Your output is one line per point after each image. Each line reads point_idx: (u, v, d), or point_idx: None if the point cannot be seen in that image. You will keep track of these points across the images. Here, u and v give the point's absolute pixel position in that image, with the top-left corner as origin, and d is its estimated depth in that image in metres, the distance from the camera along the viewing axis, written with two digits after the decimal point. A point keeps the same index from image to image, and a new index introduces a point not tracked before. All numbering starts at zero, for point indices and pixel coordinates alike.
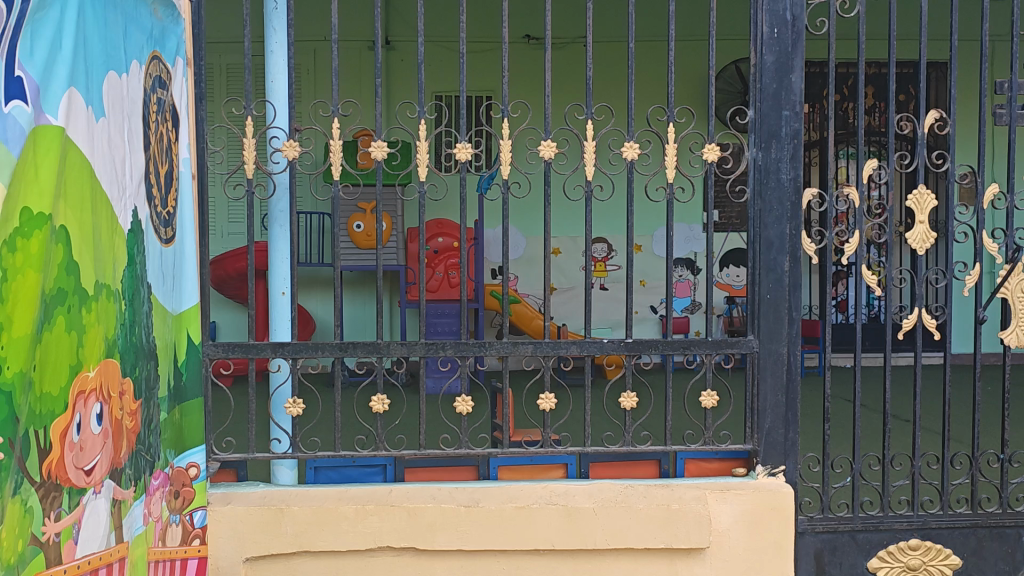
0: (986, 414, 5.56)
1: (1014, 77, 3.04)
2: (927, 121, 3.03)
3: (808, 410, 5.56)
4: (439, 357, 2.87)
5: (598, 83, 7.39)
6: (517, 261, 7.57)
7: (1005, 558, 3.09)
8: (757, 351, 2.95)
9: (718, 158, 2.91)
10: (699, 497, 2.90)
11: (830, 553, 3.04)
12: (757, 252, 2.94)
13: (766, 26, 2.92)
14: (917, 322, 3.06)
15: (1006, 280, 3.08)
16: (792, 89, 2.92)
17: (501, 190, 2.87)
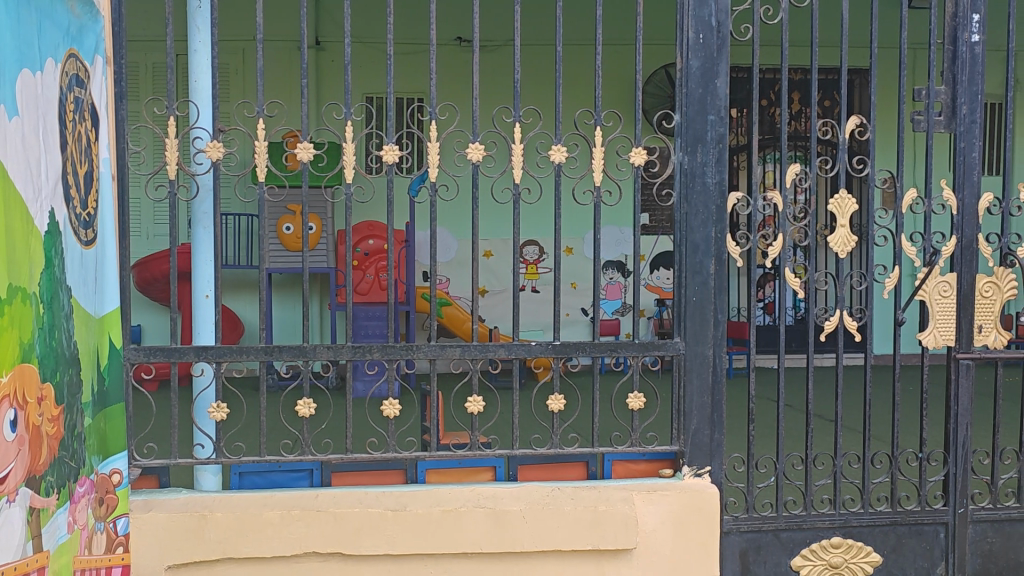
0: (906, 414, 5.68)
1: (931, 84, 3.12)
2: (848, 127, 3.09)
3: (734, 411, 5.63)
4: (366, 361, 2.85)
5: (526, 86, 7.42)
6: (446, 264, 7.55)
7: (924, 555, 3.16)
8: (682, 353, 2.98)
9: (645, 162, 2.93)
10: (627, 498, 2.92)
11: (755, 552, 3.08)
12: (683, 255, 2.96)
13: (692, 31, 2.94)
14: (839, 323, 3.11)
15: (924, 284, 3.15)
16: (717, 94, 2.96)
17: (429, 193, 2.86)
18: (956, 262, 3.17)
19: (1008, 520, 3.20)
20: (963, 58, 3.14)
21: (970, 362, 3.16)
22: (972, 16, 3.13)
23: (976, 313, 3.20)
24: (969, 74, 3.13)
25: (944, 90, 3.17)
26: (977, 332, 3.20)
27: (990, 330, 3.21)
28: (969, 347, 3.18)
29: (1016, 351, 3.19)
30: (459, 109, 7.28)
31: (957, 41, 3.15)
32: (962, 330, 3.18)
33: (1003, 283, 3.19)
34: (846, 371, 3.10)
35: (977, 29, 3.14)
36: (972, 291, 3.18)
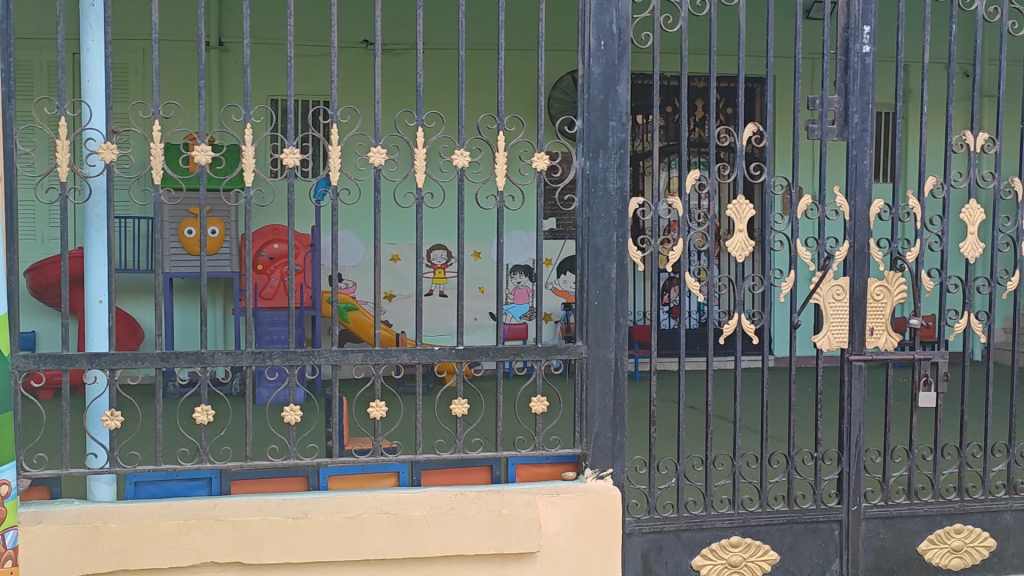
0: (801, 415, 5.83)
1: (825, 93, 3.20)
2: (746, 134, 3.15)
3: (636, 414, 5.71)
4: (267, 367, 2.81)
5: (429, 92, 7.41)
6: (352, 268, 7.49)
7: (819, 552, 3.24)
8: (585, 357, 3.00)
9: (548, 167, 2.95)
10: (530, 501, 2.93)
11: (656, 552, 3.12)
12: (585, 260, 2.99)
13: (593, 38, 2.96)
14: (738, 326, 3.17)
15: (819, 286, 3.23)
16: (618, 100, 2.99)
17: (331, 197, 2.83)
18: (848, 267, 3.26)
19: (898, 517, 3.30)
20: (854, 68, 3.23)
21: (863, 363, 3.25)
22: (862, 27, 3.23)
23: (867, 316, 3.30)
24: (860, 84, 3.23)
25: (836, 99, 3.25)
26: (868, 334, 3.30)
27: (881, 332, 3.31)
28: (861, 350, 3.27)
29: (906, 352, 3.29)
30: (361, 112, 7.25)
31: (849, 52, 3.24)
32: (854, 331, 3.28)
33: (893, 287, 3.29)
34: (734, 374, 3.11)
35: (867, 41, 3.24)
36: (864, 294, 3.28)
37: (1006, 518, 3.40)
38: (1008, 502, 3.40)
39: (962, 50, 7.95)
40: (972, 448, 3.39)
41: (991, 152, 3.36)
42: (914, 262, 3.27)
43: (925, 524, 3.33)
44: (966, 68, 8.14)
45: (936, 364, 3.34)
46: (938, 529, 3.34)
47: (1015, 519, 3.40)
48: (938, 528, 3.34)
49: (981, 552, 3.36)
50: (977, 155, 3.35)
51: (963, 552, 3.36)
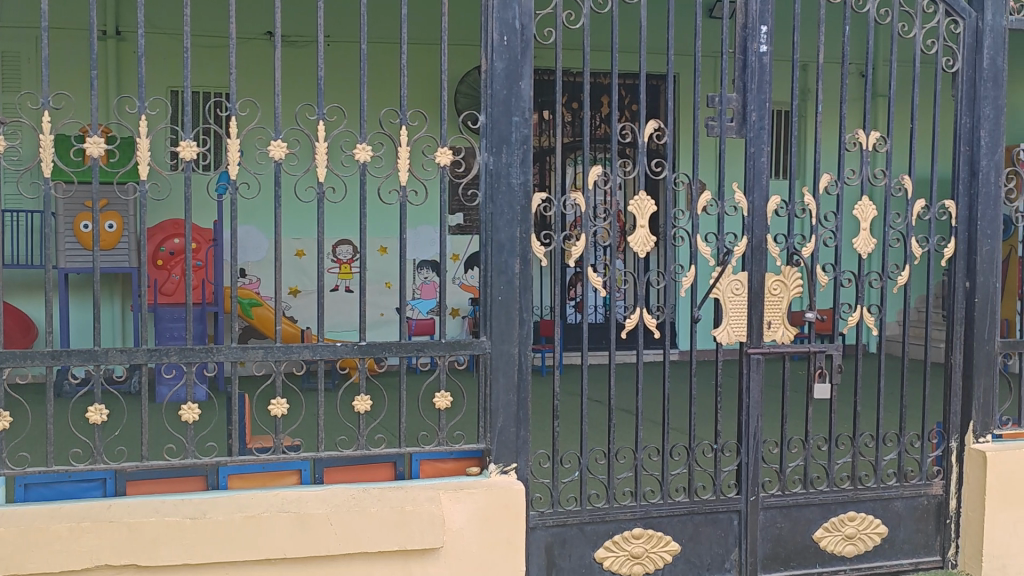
0: (702, 408, 5.94)
1: (723, 92, 3.26)
2: (647, 131, 3.19)
3: (540, 408, 5.75)
4: (163, 364, 2.75)
5: (330, 85, 7.33)
6: (256, 264, 7.38)
7: (719, 542, 3.31)
8: (489, 352, 3.00)
9: (452, 162, 2.94)
10: (433, 497, 2.92)
11: (560, 546, 3.13)
12: (488, 254, 2.99)
13: (496, 33, 2.96)
14: (640, 321, 3.21)
15: (718, 282, 3.29)
16: (521, 96, 3.00)
17: (229, 191, 2.77)
18: (747, 262, 3.32)
19: (795, 506, 3.39)
20: (752, 67, 3.30)
21: (761, 356, 3.32)
22: (760, 27, 3.30)
23: (765, 310, 3.37)
24: (757, 83, 3.29)
25: (735, 97, 3.31)
26: (766, 327, 3.37)
27: (777, 325, 3.39)
28: (760, 342, 3.33)
29: (802, 345, 3.37)
30: (260, 105, 7.16)
31: (747, 51, 3.30)
32: (752, 325, 3.34)
33: (789, 282, 3.37)
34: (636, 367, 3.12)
35: (764, 41, 3.31)
36: (762, 288, 3.35)
37: (897, 505, 3.52)
38: (898, 490, 3.52)
39: (854, 51, 8.18)
40: (865, 438, 3.49)
41: (883, 151, 3.46)
42: (810, 257, 3.35)
43: (820, 512, 3.42)
44: (857, 68, 8.38)
45: (831, 356, 3.43)
46: (833, 517, 3.43)
47: (905, 505, 3.54)
48: (833, 516, 3.44)
49: (874, 538, 3.48)
50: (869, 153, 3.44)
51: (857, 539, 3.46)
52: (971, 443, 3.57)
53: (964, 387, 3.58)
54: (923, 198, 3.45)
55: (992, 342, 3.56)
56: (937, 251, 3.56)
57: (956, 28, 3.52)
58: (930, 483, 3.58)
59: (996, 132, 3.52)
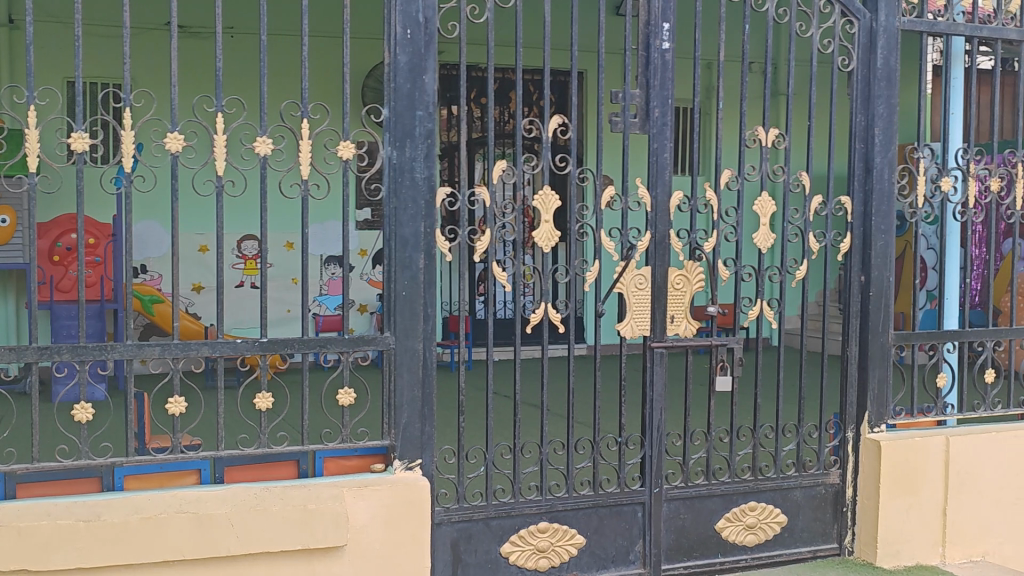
0: (606, 402, 6.00)
1: (627, 88, 3.28)
2: (551, 127, 3.20)
3: (445, 404, 5.73)
4: (55, 363, 2.66)
5: (229, 78, 7.21)
6: (159, 259, 7.21)
7: (624, 534, 3.34)
8: (393, 348, 2.98)
9: (354, 157, 2.90)
10: (337, 495, 2.89)
11: (465, 541, 3.12)
12: (392, 250, 2.96)
13: (399, 26, 2.93)
14: (545, 316, 3.21)
15: (622, 276, 3.32)
16: (425, 90, 2.98)
17: (123, 184, 2.69)
18: (650, 256, 3.36)
19: (697, 497, 3.44)
20: (655, 64, 3.33)
21: (664, 350, 3.36)
22: (662, 24, 3.32)
23: (668, 305, 3.41)
24: (660, 79, 3.33)
25: (638, 94, 3.34)
26: (669, 322, 3.41)
27: (680, 319, 3.43)
28: (662, 336, 3.38)
29: (704, 338, 3.42)
30: (156, 97, 7.00)
31: (650, 48, 3.33)
32: (655, 320, 3.38)
33: (692, 276, 3.41)
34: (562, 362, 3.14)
35: (666, 38, 3.35)
36: (664, 283, 3.39)
37: (796, 494, 3.60)
38: (797, 480, 3.60)
39: (753, 50, 8.34)
40: (765, 430, 3.56)
41: (781, 148, 3.52)
42: (711, 252, 3.41)
43: (722, 503, 3.48)
44: (757, 66, 8.54)
45: (732, 349, 3.49)
46: (735, 507, 3.50)
47: (804, 495, 3.62)
48: (734, 506, 3.50)
49: (773, 527, 3.56)
50: (768, 150, 3.50)
51: (757, 529, 3.54)
52: (867, 433, 3.66)
53: (859, 378, 3.68)
54: (820, 195, 3.53)
55: (886, 334, 3.66)
56: (834, 246, 3.64)
57: (852, 28, 3.60)
58: (827, 472, 3.66)
59: (889, 130, 3.62)
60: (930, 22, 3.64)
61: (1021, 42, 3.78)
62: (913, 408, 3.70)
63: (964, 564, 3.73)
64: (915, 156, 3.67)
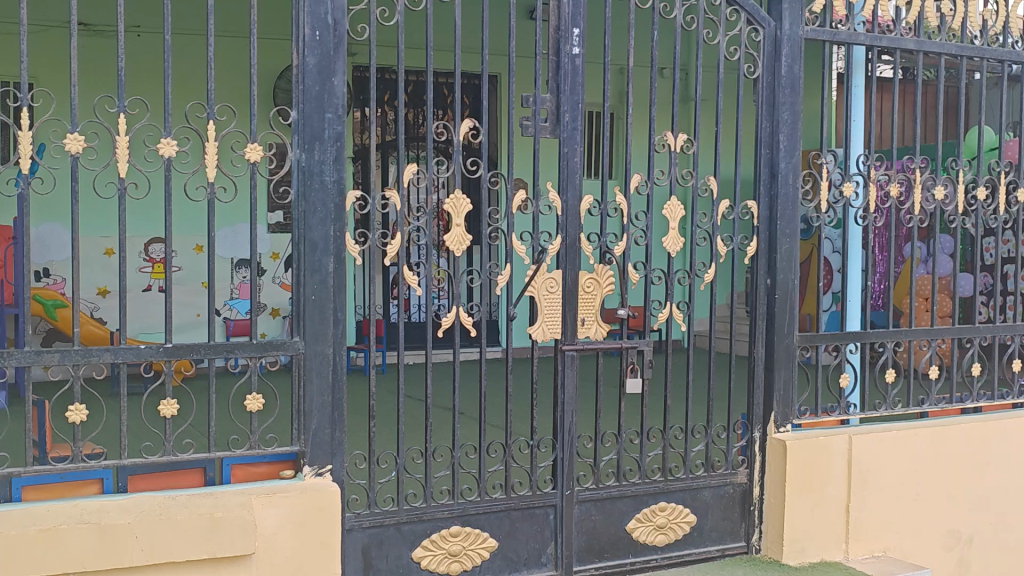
0: (518, 405, 6.02)
1: (538, 92, 3.29)
2: (462, 130, 3.20)
3: (356, 409, 5.69)
4: None
5: (131, 78, 7.07)
6: (62, 263, 7.02)
7: (536, 537, 3.35)
8: (302, 353, 2.94)
9: (261, 159, 2.86)
10: (245, 503, 2.84)
11: (377, 547, 3.10)
12: (301, 254, 2.93)
13: (307, 28, 2.90)
14: (456, 319, 3.20)
15: (532, 279, 3.33)
16: (334, 92, 2.95)
17: (20, 186, 2.61)
18: (561, 260, 3.38)
19: (608, 498, 3.47)
20: (565, 69, 3.35)
21: (575, 352, 3.39)
22: (572, 30, 3.35)
23: (579, 308, 3.43)
24: (570, 84, 3.35)
25: (549, 98, 3.36)
26: (580, 324, 3.44)
27: (591, 322, 3.46)
28: (573, 339, 3.41)
29: (614, 341, 3.45)
30: (55, 96, 6.84)
31: (560, 53, 3.35)
32: (566, 323, 3.40)
33: (602, 280, 3.44)
34: (479, 365, 3.11)
35: (577, 43, 3.37)
36: (575, 286, 3.41)
37: (704, 494, 3.66)
38: (706, 480, 3.66)
39: (662, 56, 8.46)
40: (674, 431, 3.60)
41: (690, 153, 3.57)
42: (621, 256, 3.45)
43: (633, 504, 3.52)
44: (666, 71, 8.66)
45: (642, 352, 3.53)
46: (645, 508, 3.54)
47: (712, 494, 3.68)
48: (644, 507, 3.54)
49: (682, 527, 3.61)
50: (676, 155, 3.55)
51: (668, 529, 3.58)
52: (773, 433, 3.73)
53: (765, 379, 3.75)
54: (727, 199, 3.59)
55: (791, 335, 3.73)
56: (741, 249, 3.71)
57: (757, 37, 3.67)
58: (735, 472, 3.73)
59: (793, 136, 3.70)
60: (832, 31, 3.74)
61: (918, 52, 3.88)
62: (817, 408, 3.78)
63: (867, 559, 3.83)
64: (818, 162, 3.75)
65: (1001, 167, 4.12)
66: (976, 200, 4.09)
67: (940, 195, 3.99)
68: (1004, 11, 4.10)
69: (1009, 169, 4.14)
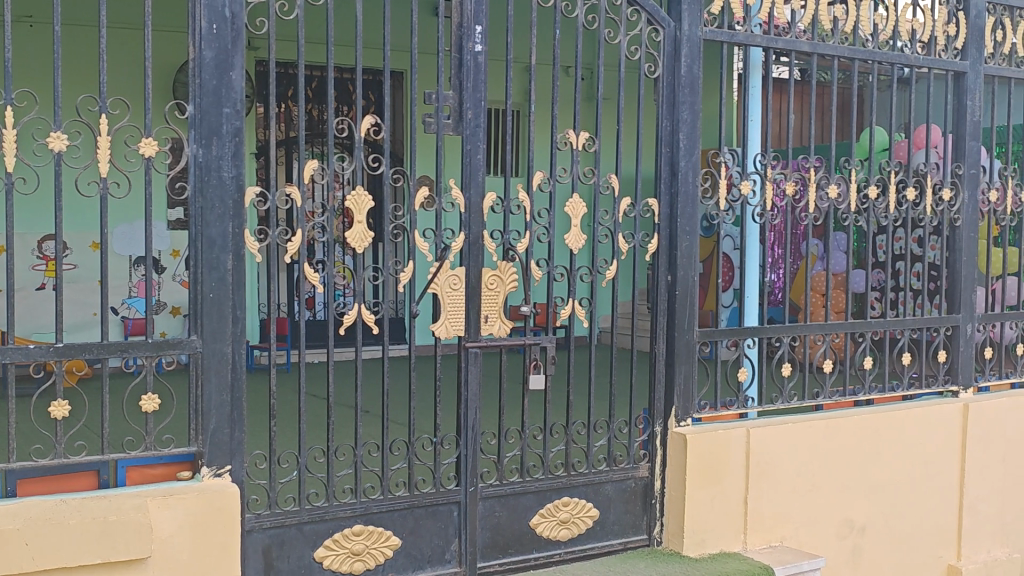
0: (422, 404, 6.00)
1: (441, 89, 3.28)
2: (363, 127, 3.18)
3: (255, 408, 5.61)
4: None
5: (18, 69, 6.87)
6: None
7: (439, 534, 3.35)
8: (200, 351, 2.89)
9: (157, 154, 2.78)
10: (140, 505, 2.78)
11: (278, 548, 3.06)
12: (198, 251, 2.88)
13: (204, 21, 2.85)
14: (358, 316, 3.17)
15: (435, 277, 3.31)
16: (232, 86, 2.90)
17: None
18: (464, 257, 3.38)
19: (512, 494, 3.48)
20: (468, 66, 3.35)
21: (478, 349, 3.40)
22: (475, 27, 3.35)
23: (482, 305, 3.44)
24: (473, 81, 3.35)
25: (451, 95, 3.35)
26: (483, 321, 3.44)
27: (494, 319, 3.47)
28: (476, 336, 3.42)
29: (517, 338, 3.47)
30: None
31: (462, 50, 3.35)
32: (469, 320, 3.41)
33: (505, 277, 3.46)
34: (384, 364, 3.04)
35: (479, 40, 3.37)
36: (478, 283, 3.42)
37: (606, 488, 3.71)
38: (608, 474, 3.70)
39: (564, 54, 8.53)
40: (577, 426, 3.63)
41: (591, 150, 3.60)
42: (524, 253, 3.46)
43: (537, 500, 3.54)
44: (570, 70, 8.73)
45: (545, 348, 3.55)
46: (549, 503, 3.57)
47: (614, 489, 3.73)
48: (548, 503, 3.56)
49: (585, 521, 3.65)
50: (578, 152, 3.58)
51: (570, 523, 3.62)
52: (674, 427, 3.79)
53: (666, 374, 3.81)
54: (628, 197, 3.62)
55: (691, 331, 3.80)
56: (643, 246, 3.75)
57: (657, 36, 3.72)
58: (636, 466, 3.78)
59: (693, 135, 3.76)
60: (729, 32, 3.81)
61: (812, 54, 3.98)
62: (716, 402, 3.85)
63: (764, 549, 3.92)
64: (717, 161, 3.83)
65: (891, 167, 4.24)
66: (868, 199, 4.20)
67: (834, 193, 4.09)
68: (893, 17, 4.23)
69: (898, 169, 4.27)
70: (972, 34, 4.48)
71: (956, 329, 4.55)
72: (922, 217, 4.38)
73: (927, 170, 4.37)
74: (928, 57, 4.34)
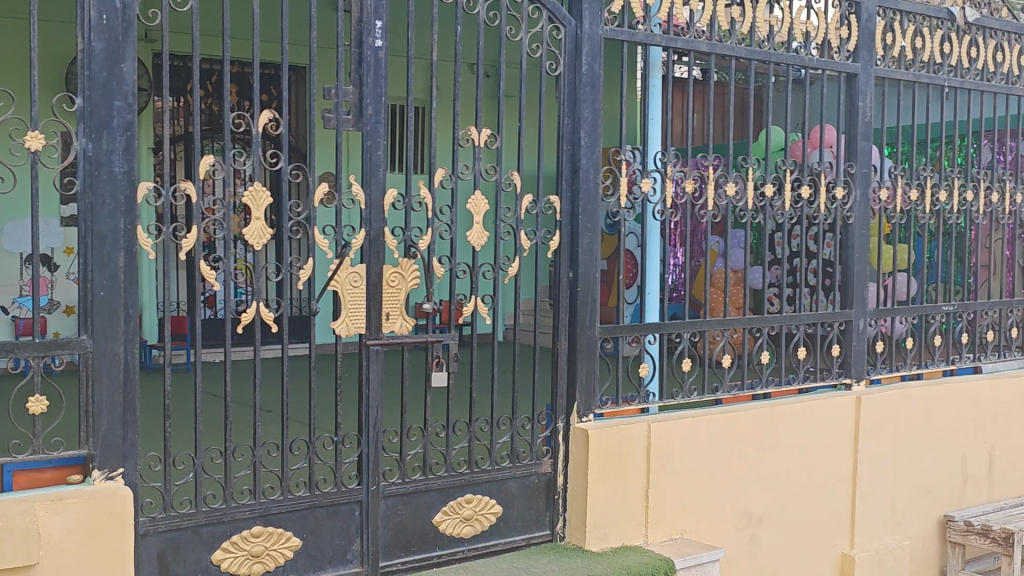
0: (323, 403, 5.94)
1: (340, 84, 3.24)
2: (261, 122, 3.11)
3: (150, 408, 5.49)
4: None
5: None
6: None
7: (340, 534, 3.32)
8: (90, 351, 2.81)
9: (44, 148, 2.68)
10: (26, 511, 2.70)
11: (173, 551, 2.99)
12: (88, 247, 2.80)
13: (93, 11, 2.77)
14: (256, 315, 3.11)
15: (335, 274, 3.28)
16: (123, 79, 2.83)
17: None
18: (365, 254, 3.34)
19: (414, 492, 3.47)
20: (368, 61, 3.32)
21: (379, 347, 3.36)
22: (375, 22, 3.32)
23: (383, 302, 3.41)
24: (373, 77, 3.32)
25: (351, 90, 3.31)
26: (384, 319, 3.41)
27: (395, 316, 3.45)
28: (378, 334, 3.39)
29: (419, 335, 3.45)
30: None
31: (362, 45, 3.31)
32: (369, 317, 3.37)
33: (407, 274, 3.43)
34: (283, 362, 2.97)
35: (379, 35, 3.35)
36: (379, 280, 3.39)
37: (509, 485, 3.71)
38: (511, 471, 3.71)
39: (466, 50, 8.52)
40: (480, 423, 3.63)
41: (493, 147, 3.60)
42: (426, 250, 3.44)
43: (439, 497, 3.53)
44: (472, 67, 8.72)
45: (447, 346, 3.54)
46: (452, 501, 3.56)
47: (517, 485, 3.74)
48: (451, 500, 3.56)
49: (488, 518, 3.65)
50: (480, 149, 3.57)
51: (473, 520, 3.62)
52: (576, 422, 3.81)
53: (568, 370, 3.83)
54: (530, 194, 3.63)
55: (592, 328, 3.83)
56: (545, 243, 3.77)
57: (558, 34, 3.73)
58: (539, 462, 3.80)
59: (594, 133, 3.79)
60: (630, 31, 3.84)
61: (710, 54, 4.04)
62: (618, 397, 3.89)
63: (664, 542, 3.97)
64: (618, 158, 3.86)
65: (787, 166, 4.33)
66: (764, 197, 4.29)
67: (731, 191, 4.17)
68: (787, 18, 4.32)
69: (793, 169, 4.37)
70: (863, 36, 4.60)
71: (849, 324, 4.67)
72: (816, 215, 4.49)
73: (821, 170, 4.48)
74: (822, 59, 4.45)
